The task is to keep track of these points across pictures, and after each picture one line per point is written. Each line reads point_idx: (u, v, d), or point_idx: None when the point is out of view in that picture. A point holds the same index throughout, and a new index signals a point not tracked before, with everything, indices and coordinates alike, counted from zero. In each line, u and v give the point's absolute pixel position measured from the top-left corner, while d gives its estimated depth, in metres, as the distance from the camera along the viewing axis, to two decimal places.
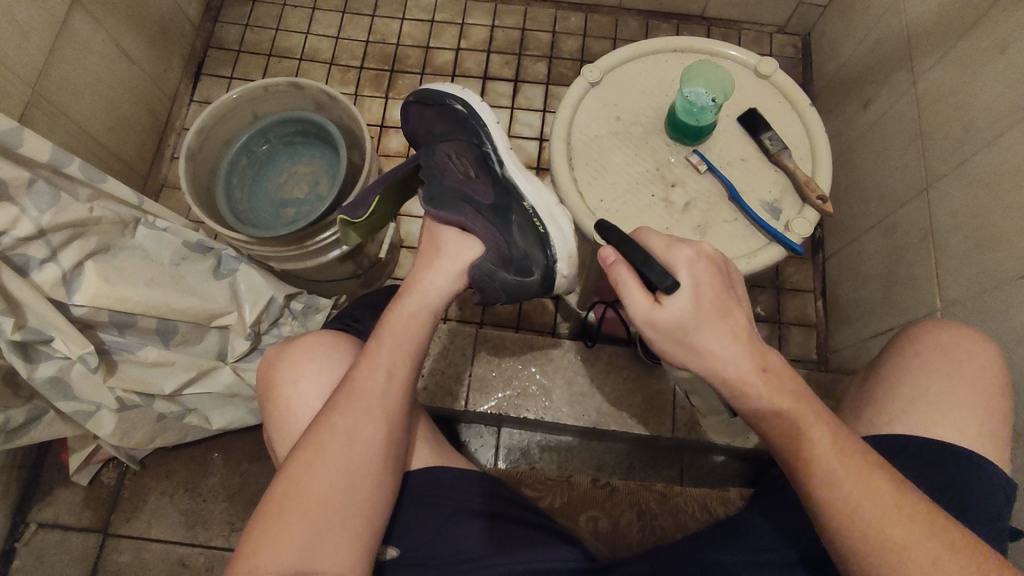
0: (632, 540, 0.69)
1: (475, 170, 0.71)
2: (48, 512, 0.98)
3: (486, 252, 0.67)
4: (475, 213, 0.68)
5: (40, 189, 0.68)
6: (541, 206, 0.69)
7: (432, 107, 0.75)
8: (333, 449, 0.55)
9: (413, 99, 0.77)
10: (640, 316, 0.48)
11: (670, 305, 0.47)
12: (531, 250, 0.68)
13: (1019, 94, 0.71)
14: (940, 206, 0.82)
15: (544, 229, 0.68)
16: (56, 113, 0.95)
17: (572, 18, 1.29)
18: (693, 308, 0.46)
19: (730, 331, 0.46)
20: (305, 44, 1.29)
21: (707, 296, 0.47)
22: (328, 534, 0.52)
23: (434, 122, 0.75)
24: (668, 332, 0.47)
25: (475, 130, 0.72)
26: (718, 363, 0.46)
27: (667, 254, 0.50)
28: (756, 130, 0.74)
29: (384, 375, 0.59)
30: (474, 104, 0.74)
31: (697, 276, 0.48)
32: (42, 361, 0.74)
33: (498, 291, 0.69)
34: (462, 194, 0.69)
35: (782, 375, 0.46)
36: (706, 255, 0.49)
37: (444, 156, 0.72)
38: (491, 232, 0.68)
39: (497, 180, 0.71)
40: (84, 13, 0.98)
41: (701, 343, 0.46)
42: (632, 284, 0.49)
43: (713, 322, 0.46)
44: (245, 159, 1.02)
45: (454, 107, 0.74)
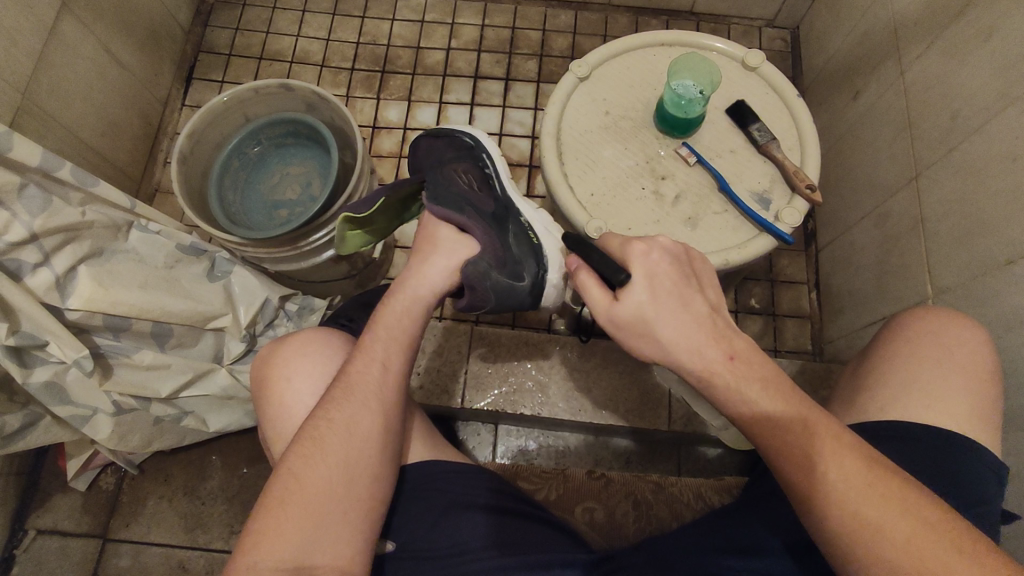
0: (628, 530, 0.70)
1: (479, 185, 0.74)
2: (47, 518, 0.98)
3: (484, 253, 0.67)
4: (477, 217, 0.69)
5: (31, 194, 0.68)
6: (538, 224, 0.73)
7: (441, 140, 0.78)
8: (331, 441, 0.55)
9: (425, 134, 0.79)
10: (602, 312, 0.51)
11: (626, 297, 0.50)
12: (526, 258, 0.70)
13: (1005, 81, 0.72)
14: (930, 194, 0.82)
15: (537, 242, 0.71)
16: (46, 120, 0.95)
17: (562, 16, 1.30)
18: (648, 296, 0.49)
19: (696, 321, 0.48)
20: (295, 47, 1.29)
21: (664, 287, 0.49)
22: (328, 527, 0.52)
23: (444, 151, 0.76)
24: (630, 324, 0.50)
25: (480, 157, 0.76)
26: (687, 355, 0.47)
27: (623, 251, 0.53)
28: (745, 121, 0.75)
29: (380, 368, 0.59)
30: (481, 138, 0.78)
31: (651, 266, 0.50)
32: (37, 366, 0.73)
33: (488, 292, 0.67)
34: (467, 200, 0.70)
35: (753, 361, 0.47)
36: (661, 247, 0.51)
37: (451, 169, 0.74)
38: (491, 236, 0.69)
39: (497, 197, 0.74)
40: (73, 19, 0.98)
41: (660, 332, 0.48)
42: (590, 282, 0.53)
43: (673, 313, 0.48)
44: (237, 160, 1.02)
45: (463, 140, 0.77)
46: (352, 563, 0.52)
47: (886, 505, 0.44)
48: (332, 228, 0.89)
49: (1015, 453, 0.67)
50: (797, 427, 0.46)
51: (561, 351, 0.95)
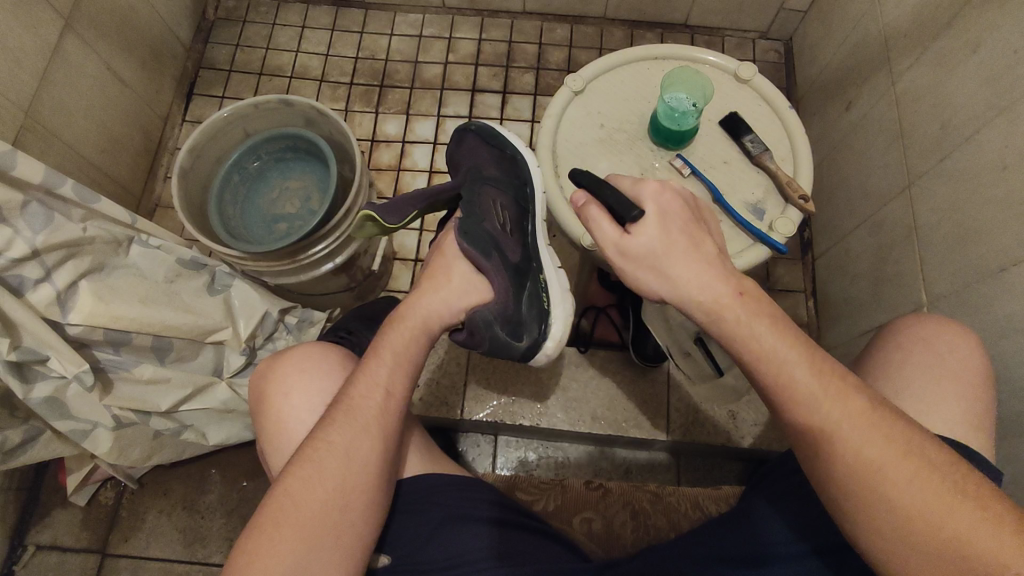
0: (627, 540, 0.70)
1: (511, 226, 0.74)
2: (47, 533, 0.98)
3: (492, 304, 0.68)
4: (499, 264, 0.70)
5: (33, 211, 0.68)
6: (554, 287, 0.74)
7: (497, 154, 0.78)
8: (330, 466, 0.55)
9: (477, 134, 0.80)
10: (611, 245, 0.51)
11: (637, 232, 0.50)
12: (531, 319, 0.70)
13: (993, 92, 0.73)
14: (923, 202, 0.83)
15: (547, 307, 0.72)
16: (49, 137, 0.96)
17: (558, 30, 1.32)
18: (660, 233, 0.49)
19: (707, 262, 0.48)
20: (295, 62, 1.31)
21: (673, 223, 0.50)
22: (321, 550, 0.52)
23: (489, 167, 0.77)
24: (639, 258, 0.50)
25: (524, 194, 0.75)
26: (693, 287, 0.48)
27: (635, 190, 0.53)
28: (739, 133, 0.76)
29: (382, 395, 0.59)
30: (534, 169, 0.76)
31: (664, 205, 0.51)
32: (38, 382, 0.74)
33: (485, 340, 0.69)
34: (495, 240, 0.71)
35: (761, 302, 0.48)
36: (673, 189, 0.52)
37: (489, 199, 0.74)
38: (506, 288, 0.69)
39: (525, 247, 0.74)
40: (76, 37, 1.00)
41: (670, 266, 0.48)
42: (601, 218, 0.52)
43: (682, 249, 0.49)
44: (237, 175, 1.03)
45: (514, 160, 0.77)
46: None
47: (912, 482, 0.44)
48: (331, 240, 0.90)
49: (1011, 459, 0.67)
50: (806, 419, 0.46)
51: (560, 361, 0.96)
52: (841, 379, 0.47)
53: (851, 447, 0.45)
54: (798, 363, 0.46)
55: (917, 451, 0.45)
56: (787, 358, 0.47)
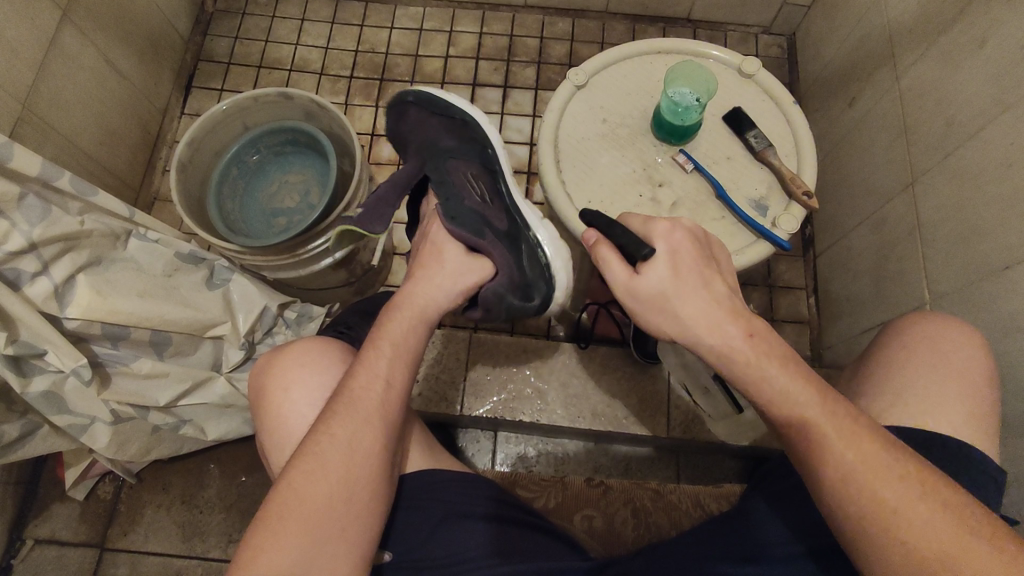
0: (627, 539, 0.70)
1: (488, 194, 0.75)
2: (45, 528, 0.98)
3: (498, 277, 0.68)
4: (494, 238, 0.70)
5: (30, 204, 0.68)
6: (546, 238, 0.74)
7: (444, 121, 0.78)
8: (332, 459, 0.54)
9: (416, 104, 0.79)
10: (621, 285, 0.51)
11: (648, 273, 0.49)
12: (536, 278, 0.72)
13: (999, 88, 0.72)
14: (927, 199, 0.82)
15: (546, 261, 0.73)
16: (46, 129, 0.95)
17: (559, 24, 1.31)
18: (672, 275, 0.49)
19: (717, 303, 0.48)
20: (294, 55, 1.30)
21: (685, 263, 0.49)
22: (326, 543, 0.52)
23: (444, 135, 0.77)
24: (649, 299, 0.49)
25: (486, 157, 0.77)
26: (703, 331, 0.47)
27: (646, 228, 0.53)
28: (742, 128, 0.75)
29: (382, 386, 0.58)
30: (484, 127, 0.78)
31: (675, 245, 0.50)
32: (35, 375, 0.74)
33: (501, 312, 0.70)
34: (481, 216, 0.71)
35: (770, 340, 0.47)
36: (685, 228, 0.51)
37: (462, 176, 0.74)
38: (507, 258, 0.69)
39: (507, 209, 0.75)
40: (74, 28, 0.99)
41: (681, 308, 0.48)
42: (612, 257, 0.52)
43: (694, 289, 0.48)
44: (236, 169, 1.03)
45: (464, 124, 0.78)
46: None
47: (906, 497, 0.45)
48: (329, 235, 0.89)
49: (1013, 459, 0.67)
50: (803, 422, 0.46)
51: (560, 358, 0.96)
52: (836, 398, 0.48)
53: (845, 455, 0.45)
54: (795, 379, 0.47)
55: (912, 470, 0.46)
56: (783, 379, 0.46)
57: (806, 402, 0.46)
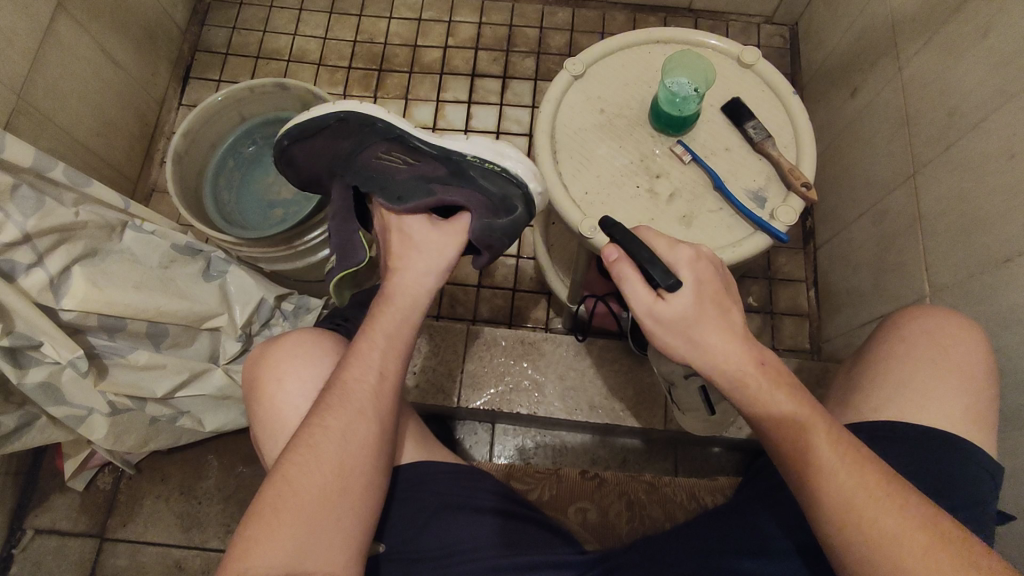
0: (621, 530, 0.69)
1: (407, 158, 0.70)
2: (45, 518, 0.98)
3: (475, 212, 0.68)
4: (444, 186, 0.68)
5: (24, 194, 0.67)
6: (484, 152, 0.69)
7: (321, 134, 0.73)
8: (327, 450, 0.54)
9: (289, 140, 0.74)
10: (642, 308, 0.50)
11: (673, 300, 0.49)
12: (505, 186, 0.68)
13: (1003, 78, 0.71)
14: (927, 191, 0.82)
15: (501, 167, 0.68)
16: (42, 120, 0.95)
17: (560, 13, 1.29)
18: (695, 304, 0.48)
19: (734, 334, 0.48)
20: (292, 45, 1.29)
21: (708, 295, 0.49)
22: (321, 535, 0.52)
23: (335, 143, 0.73)
24: (672, 325, 0.49)
25: (379, 128, 0.70)
26: (719, 359, 0.47)
27: (670, 254, 0.52)
28: (741, 119, 0.74)
29: (376, 377, 0.59)
30: (354, 110, 0.71)
31: (699, 275, 0.50)
32: (32, 366, 0.74)
33: (504, 240, 0.70)
34: (419, 178, 0.68)
35: (779, 370, 0.48)
36: (706, 257, 0.52)
37: (380, 158, 0.70)
38: (467, 192, 0.67)
39: (431, 151, 0.69)
40: (69, 18, 0.98)
41: (702, 338, 0.48)
42: (633, 278, 0.50)
43: (714, 319, 0.48)
44: (232, 161, 1.03)
45: (339, 122, 0.72)
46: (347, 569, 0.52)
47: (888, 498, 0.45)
48: (327, 226, 0.92)
49: (1011, 453, 0.66)
50: (792, 418, 0.47)
51: (558, 350, 0.95)
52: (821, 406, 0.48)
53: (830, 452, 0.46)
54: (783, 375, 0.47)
55: (894, 480, 0.46)
56: (773, 393, 0.47)
57: (793, 403, 0.47)
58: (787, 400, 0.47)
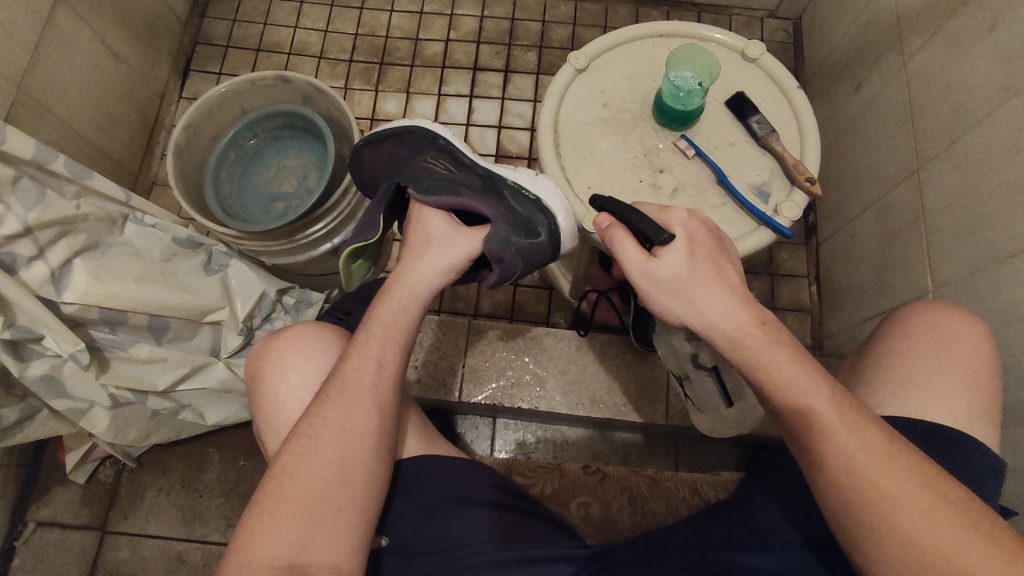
0: (623, 525, 0.70)
1: (454, 168, 0.72)
2: (46, 511, 0.99)
3: (496, 224, 0.66)
4: (473, 193, 0.68)
5: (25, 186, 0.67)
6: (525, 180, 0.71)
7: (389, 140, 0.76)
8: (326, 441, 0.54)
9: (362, 143, 0.77)
10: (637, 269, 0.50)
11: (665, 256, 0.49)
12: (533, 212, 0.68)
13: (1009, 73, 0.71)
14: (932, 187, 0.81)
15: (536, 197, 0.69)
16: (42, 112, 0.94)
17: (562, 7, 1.29)
18: (687, 259, 0.49)
19: (731, 289, 0.48)
20: (293, 38, 1.28)
21: (700, 251, 0.49)
22: (322, 526, 0.52)
23: (395, 150, 0.75)
24: (666, 282, 0.48)
25: (438, 143, 0.74)
26: (719, 314, 0.47)
27: (662, 215, 0.52)
28: (744, 113, 0.74)
29: (374, 367, 0.59)
30: (422, 125, 0.76)
31: (690, 230, 0.50)
32: (33, 359, 0.73)
33: (516, 259, 0.66)
34: (451, 181, 0.69)
35: (781, 330, 0.47)
36: (699, 217, 0.52)
37: (424, 160, 0.72)
38: (494, 206, 0.67)
39: (478, 170, 0.72)
40: (69, 10, 0.98)
41: (698, 293, 0.47)
42: (625, 239, 0.51)
43: (709, 276, 0.48)
44: (234, 153, 1.02)
45: (408, 134, 0.75)
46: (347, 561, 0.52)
47: (900, 489, 0.44)
48: (329, 219, 0.91)
49: (1013, 448, 0.66)
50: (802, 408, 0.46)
51: (560, 345, 0.95)
52: (838, 389, 0.48)
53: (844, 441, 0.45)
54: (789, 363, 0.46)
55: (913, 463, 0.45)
56: (776, 356, 0.46)
57: (808, 385, 0.46)
58: (801, 378, 0.46)
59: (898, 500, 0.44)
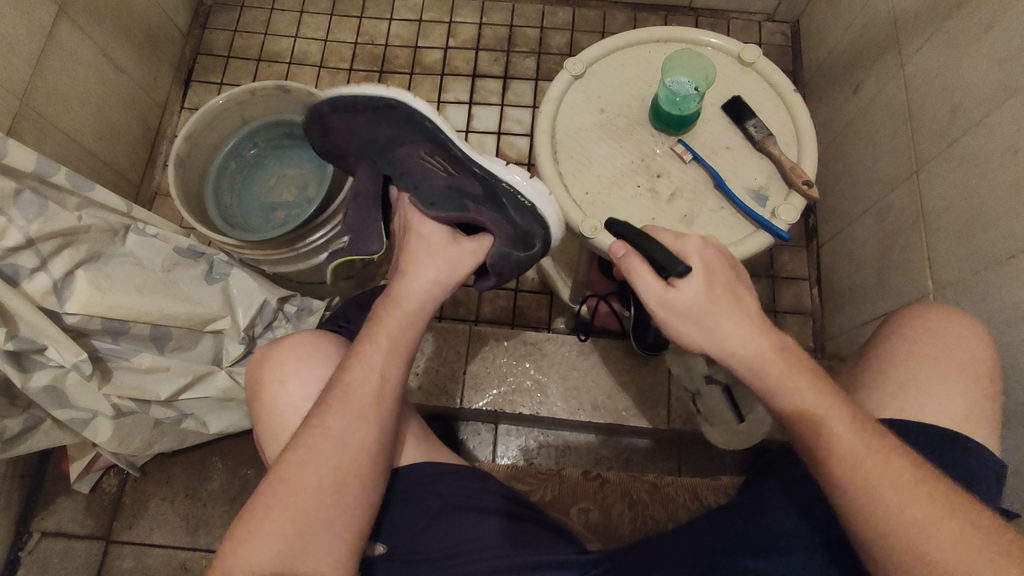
0: (623, 531, 0.70)
1: (447, 164, 0.70)
2: (51, 520, 0.99)
3: (498, 240, 0.68)
4: (474, 204, 0.68)
5: (27, 200, 0.68)
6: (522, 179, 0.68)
7: (366, 112, 0.71)
8: (323, 451, 0.55)
9: (334, 111, 0.71)
10: (653, 299, 0.50)
11: (684, 287, 0.48)
12: (532, 225, 0.68)
13: (1006, 74, 0.71)
14: (932, 188, 0.81)
15: (533, 203, 0.68)
16: (45, 125, 0.95)
17: (560, 13, 1.29)
18: (705, 290, 0.48)
19: (747, 316, 0.48)
20: (294, 48, 1.29)
21: (718, 280, 0.49)
22: (314, 534, 0.53)
23: (374, 128, 0.71)
24: (682, 312, 0.48)
25: (426, 130, 0.69)
26: (738, 344, 0.48)
27: (677, 243, 0.51)
28: (740, 117, 0.74)
29: (373, 378, 0.58)
30: (407, 100, 0.70)
31: (709, 262, 0.50)
32: (36, 370, 0.74)
33: (514, 270, 0.71)
34: (450, 188, 0.68)
35: (798, 353, 0.49)
36: (715, 246, 0.51)
37: (415, 155, 0.70)
38: (495, 219, 0.68)
39: (473, 169, 0.69)
40: (72, 24, 0.99)
41: (716, 322, 0.48)
42: (643, 270, 0.50)
43: (727, 305, 0.48)
44: (234, 163, 1.03)
45: (386, 106, 0.70)
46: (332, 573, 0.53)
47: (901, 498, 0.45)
48: (328, 228, 0.92)
49: (1015, 450, 0.66)
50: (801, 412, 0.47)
51: (560, 349, 0.95)
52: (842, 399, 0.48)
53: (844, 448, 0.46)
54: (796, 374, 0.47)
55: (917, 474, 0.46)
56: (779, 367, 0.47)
57: (804, 387, 0.48)
58: (795, 379, 0.48)
59: (880, 505, 0.45)
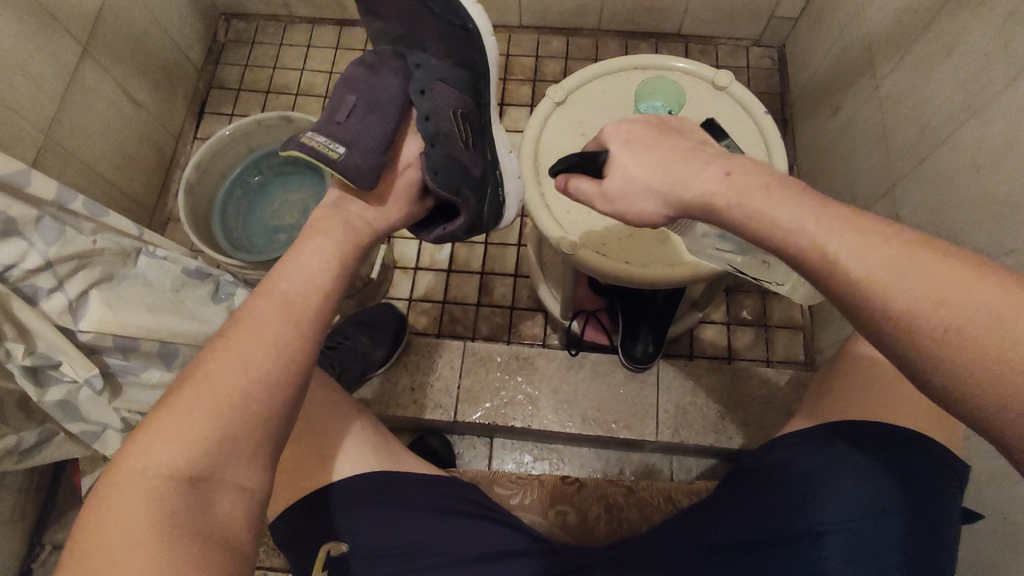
0: (600, 532, 0.72)
1: (470, 132, 0.73)
2: (63, 533, 1.03)
3: (462, 220, 0.72)
4: (467, 181, 0.71)
5: (46, 225, 0.74)
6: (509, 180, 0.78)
7: (443, 21, 0.69)
8: (247, 350, 0.52)
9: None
10: (591, 192, 0.54)
11: (612, 173, 0.52)
12: (489, 217, 0.76)
13: (966, 94, 0.74)
14: (905, 204, 0.84)
15: (502, 202, 0.77)
16: (66, 156, 1.02)
17: (554, 42, 1.35)
18: (638, 161, 0.51)
19: (734, 168, 0.46)
20: (301, 80, 1.36)
21: (654, 148, 0.51)
22: (229, 436, 0.49)
23: (438, 46, 0.71)
24: (618, 191, 0.51)
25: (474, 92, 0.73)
26: (732, 195, 0.44)
27: (599, 141, 0.55)
28: (714, 138, 0.78)
29: (305, 282, 0.58)
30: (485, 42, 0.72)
31: (634, 140, 0.52)
32: (51, 385, 0.79)
33: (446, 236, 0.75)
34: (458, 160, 0.70)
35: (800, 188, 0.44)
36: (636, 126, 0.54)
37: (452, 105, 0.71)
38: (472, 203, 0.72)
39: (484, 156, 0.74)
40: (93, 63, 1.06)
41: (693, 184, 0.46)
42: (579, 178, 0.54)
43: (690, 161, 0.48)
44: (240, 189, 1.08)
45: (468, 29, 0.70)
46: (252, 479, 0.50)
47: None
48: None
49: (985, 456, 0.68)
50: None
51: (551, 363, 0.98)
52: None
53: None
54: None
55: None
56: None
57: (831, 224, 0.41)
58: (792, 210, 0.42)
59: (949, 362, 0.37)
